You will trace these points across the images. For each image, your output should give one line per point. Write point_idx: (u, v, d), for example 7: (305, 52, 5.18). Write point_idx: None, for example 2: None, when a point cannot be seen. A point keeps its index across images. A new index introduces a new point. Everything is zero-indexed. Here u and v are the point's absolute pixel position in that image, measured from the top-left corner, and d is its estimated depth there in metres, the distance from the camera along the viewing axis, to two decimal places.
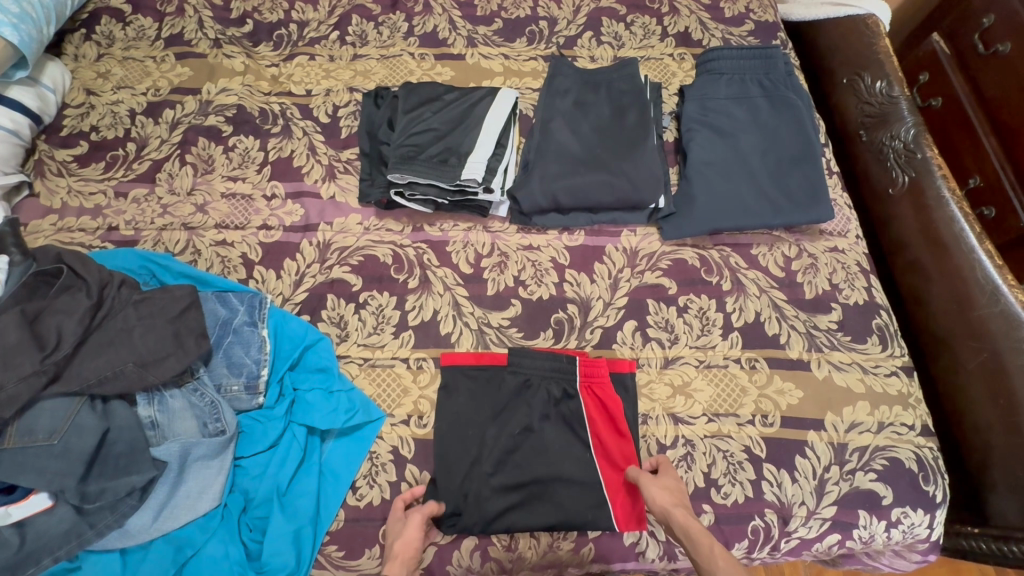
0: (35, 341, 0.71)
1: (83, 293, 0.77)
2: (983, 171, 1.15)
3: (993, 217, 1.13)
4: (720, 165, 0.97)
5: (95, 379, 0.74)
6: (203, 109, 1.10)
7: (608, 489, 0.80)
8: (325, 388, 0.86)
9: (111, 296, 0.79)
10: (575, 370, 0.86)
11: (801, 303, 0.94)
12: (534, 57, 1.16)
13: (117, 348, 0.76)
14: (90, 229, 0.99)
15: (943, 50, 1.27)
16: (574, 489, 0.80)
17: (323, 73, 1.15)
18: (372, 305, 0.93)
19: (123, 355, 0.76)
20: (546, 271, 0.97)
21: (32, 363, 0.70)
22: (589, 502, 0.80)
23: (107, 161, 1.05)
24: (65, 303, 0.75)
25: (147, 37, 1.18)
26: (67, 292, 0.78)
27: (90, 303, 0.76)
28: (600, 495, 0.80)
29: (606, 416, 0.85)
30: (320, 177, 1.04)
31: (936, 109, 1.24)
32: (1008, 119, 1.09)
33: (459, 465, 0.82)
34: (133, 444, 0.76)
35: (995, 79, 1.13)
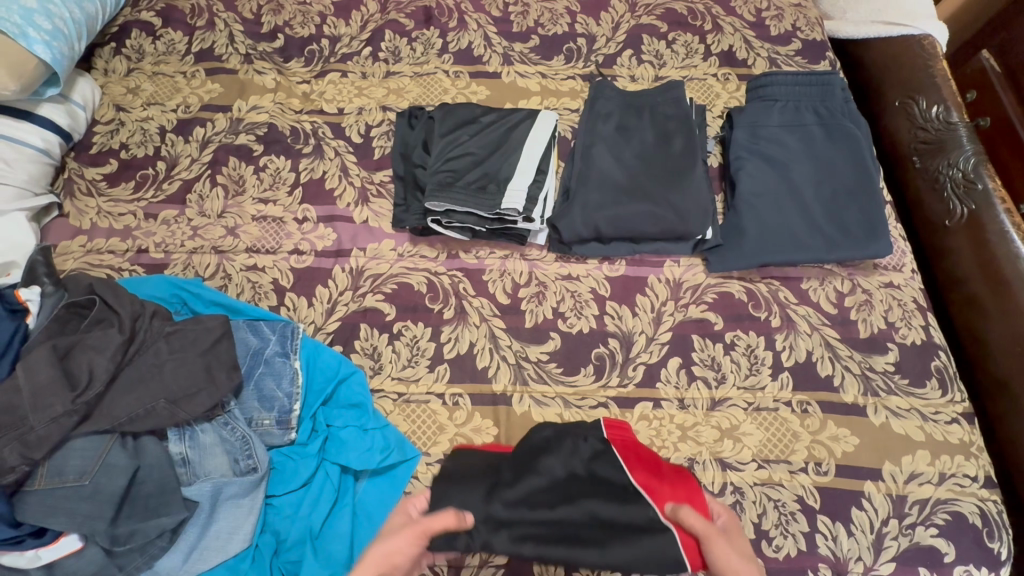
0: (66, 378, 0.69)
1: (116, 327, 0.75)
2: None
3: None
4: (770, 197, 0.93)
5: (125, 418, 0.72)
6: (234, 127, 1.08)
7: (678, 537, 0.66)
8: (359, 425, 0.83)
9: (144, 329, 0.77)
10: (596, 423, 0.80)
11: (856, 343, 0.89)
12: (571, 76, 1.13)
13: (148, 384, 0.74)
14: (119, 252, 0.97)
15: (994, 68, 1.16)
16: (634, 546, 0.66)
17: (355, 91, 1.12)
18: (406, 336, 0.91)
19: (154, 391, 0.74)
20: (585, 303, 0.93)
21: (64, 403, 0.68)
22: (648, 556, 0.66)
23: (137, 180, 1.03)
24: (96, 338, 0.73)
25: (177, 52, 1.17)
26: (98, 324, 0.75)
27: (122, 338, 0.74)
28: (674, 556, 0.65)
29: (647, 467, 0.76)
30: (353, 201, 1.01)
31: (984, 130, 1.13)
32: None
33: None
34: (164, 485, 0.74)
35: None
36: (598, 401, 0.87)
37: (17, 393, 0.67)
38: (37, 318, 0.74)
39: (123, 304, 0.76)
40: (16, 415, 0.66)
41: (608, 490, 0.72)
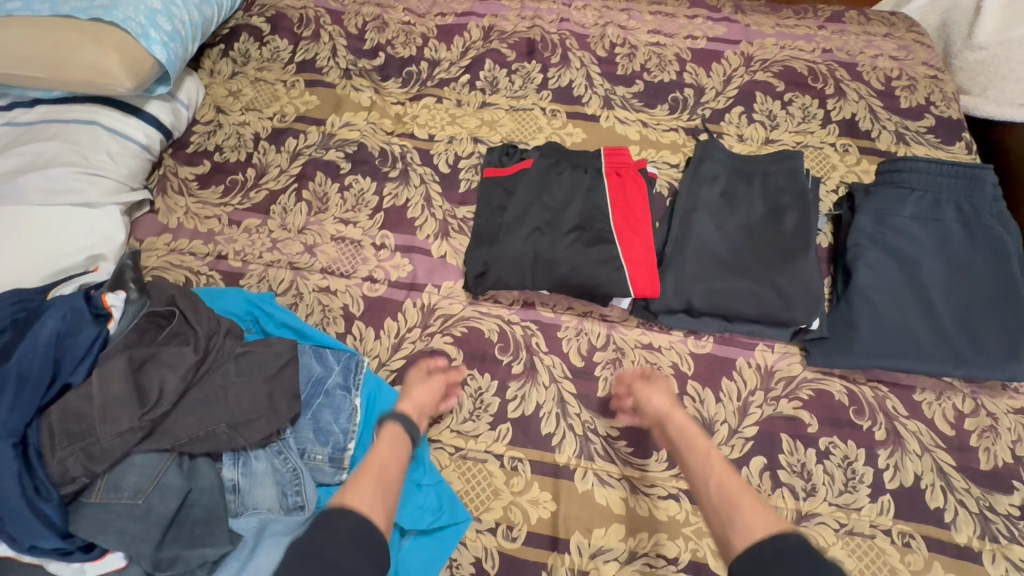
0: (136, 394, 0.68)
1: (191, 345, 0.73)
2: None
3: None
4: (891, 294, 0.83)
5: (186, 438, 0.71)
6: (325, 142, 1.08)
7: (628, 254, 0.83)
8: (412, 478, 0.78)
9: (217, 348, 0.75)
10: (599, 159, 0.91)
11: (974, 474, 0.78)
12: (674, 127, 1.07)
13: (213, 408, 0.72)
14: (200, 255, 0.97)
15: None
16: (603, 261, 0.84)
17: (448, 118, 1.10)
18: (470, 386, 0.86)
19: (217, 415, 0.73)
20: (665, 379, 0.86)
21: (131, 420, 0.67)
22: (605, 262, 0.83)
23: (226, 185, 1.04)
24: (169, 353, 0.71)
25: (280, 59, 1.18)
26: (173, 339, 0.74)
27: (196, 358, 0.72)
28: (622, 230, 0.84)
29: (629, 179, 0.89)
30: (433, 233, 0.98)
31: None
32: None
33: None
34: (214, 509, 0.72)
35: None
36: (669, 492, 0.79)
37: (92, 403, 0.66)
38: (118, 323, 0.74)
39: (200, 322, 0.75)
40: (85, 426, 0.66)
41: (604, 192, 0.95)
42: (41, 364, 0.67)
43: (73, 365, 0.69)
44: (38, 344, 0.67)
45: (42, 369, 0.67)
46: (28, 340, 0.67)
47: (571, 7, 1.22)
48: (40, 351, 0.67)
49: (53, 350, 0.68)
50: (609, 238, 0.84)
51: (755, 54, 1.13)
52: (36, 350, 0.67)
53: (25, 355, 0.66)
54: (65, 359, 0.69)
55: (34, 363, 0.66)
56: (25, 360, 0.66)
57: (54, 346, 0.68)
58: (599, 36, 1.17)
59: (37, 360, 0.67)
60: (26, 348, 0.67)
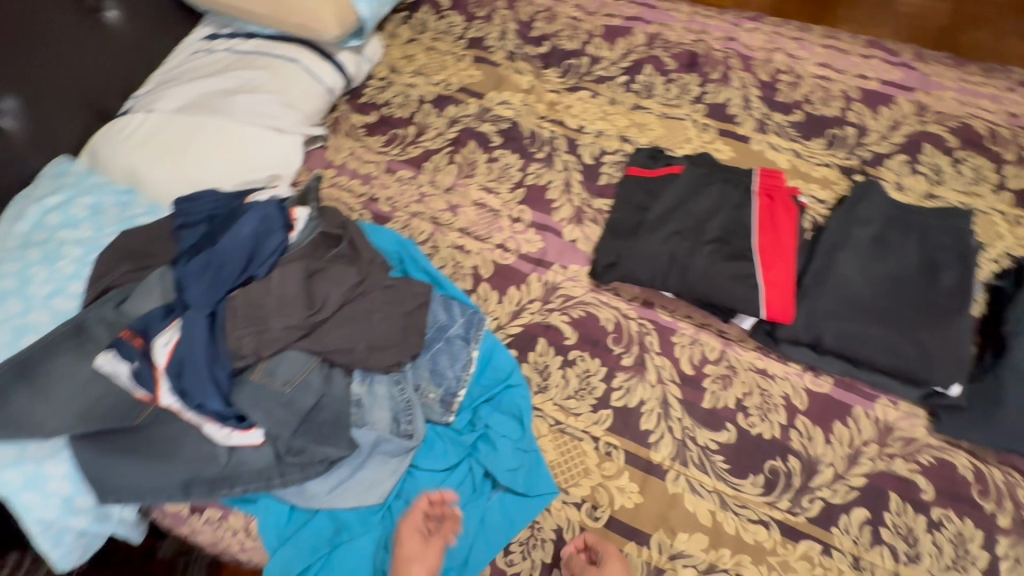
0: (305, 299, 0.79)
1: (354, 268, 0.83)
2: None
3: None
4: None
5: (331, 347, 0.79)
6: (481, 115, 1.15)
7: (765, 280, 0.83)
8: (514, 438, 0.82)
9: (370, 276, 0.83)
10: (753, 177, 0.92)
11: None
12: (828, 163, 1.04)
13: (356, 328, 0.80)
14: (356, 193, 1.07)
15: None
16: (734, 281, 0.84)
17: (600, 114, 1.14)
18: (579, 366, 0.89)
19: (360, 334, 0.81)
20: (775, 407, 0.85)
21: (297, 318, 0.78)
22: (740, 279, 0.83)
23: (388, 136, 1.13)
24: (336, 270, 0.81)
25: (453, 33, 1.27)
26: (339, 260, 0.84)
27: (355, 280, 0.81)
28: (761, 253, 0.85)
29: (780, 207, 0.89)
30: (567, 217, 1.02)
31: None
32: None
33: None
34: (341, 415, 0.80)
35: None
36: (759, 517, 0.78)
37: (269, 296, 0.78)
38: (297, 234, 0.85)
39: (364, 252, 0.84)
40: (261, 313, 0.77)
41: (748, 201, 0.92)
42: (236, 256, 0.80)
43: (258, 262, 0.81)
44: (236, 239, 0.80)
45: (236, 260, 0.79)
46: (230, 234, 0.80)
47: (740, 27, 1.22)
48: (236, 246, 0.80)
49: (246, 247, 0.80)
50: (750, 257, 0.84)
51: (931, 105, 1.08)
52: (233, 243, 0.80)
53: (225, 247, 0.79)
54: (254, 256, 0.81)
55: (231, 254, 0.79)
56: (225, 250, 0.79)
57: (247, 244, 0.80)
58: (764, 60, 1.16)
59: (233, 251, 0.80)
60: (226, 241, 0.79)
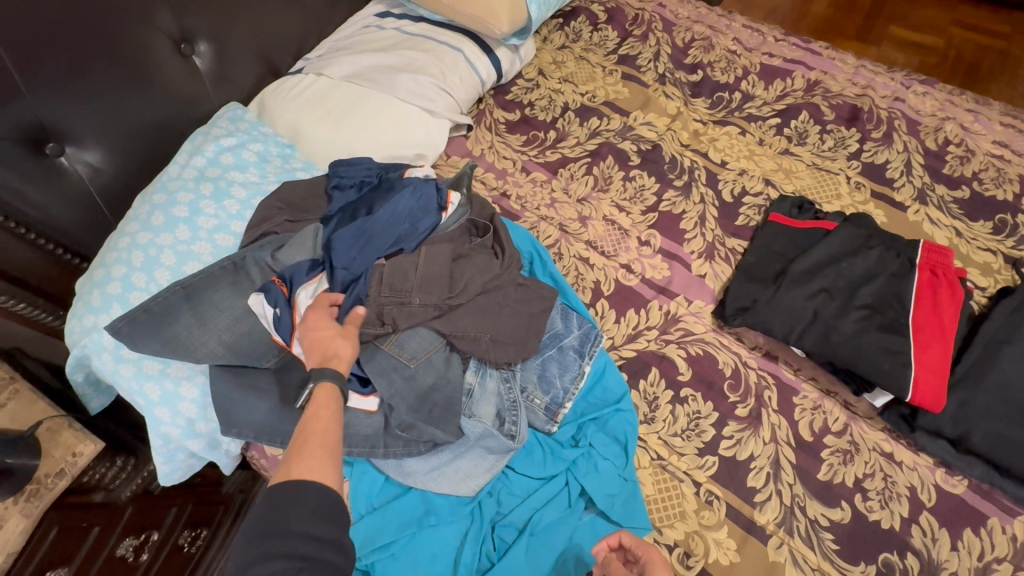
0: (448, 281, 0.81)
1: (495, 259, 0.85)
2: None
3: None
4: None
5: (459, 331, 0.80)
6: (623, 131, 1.14)
7: (916, 360, 0.77)
8: (616, 464, 0.80)
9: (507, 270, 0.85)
10: (915, 249, 0.86)
11: None
12: (993, 250, 0.96)
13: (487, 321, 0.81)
14: (489, 187, 1.08)
15: None
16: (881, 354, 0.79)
17: (746, 152, 1.10)
18: (690, 405, 0.86)
19: (487, 325, 0.81)
20: (898, 497, 0.79)
21: (438, 298, 0.80)
22: (889, 354, 0.78)
23: (528, 137, 1.14)
24: (479, 261, 0.84)
25: (605, 47, 1.27)
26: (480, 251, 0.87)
27: (495, 272, 0.83)
28: (914, 331, 0.79)
29: (942, 286, 0.82)
30: (698, 251, 0.99)
31: None
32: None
33: None
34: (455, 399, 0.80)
35: None
36: None
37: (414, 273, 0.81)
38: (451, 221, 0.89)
39: (505, 248, 0.86)
40: (405, 286, 0.80)
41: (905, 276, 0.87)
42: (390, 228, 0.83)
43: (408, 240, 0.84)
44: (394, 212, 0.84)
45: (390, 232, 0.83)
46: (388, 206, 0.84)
47: (910, 89, 1.16)
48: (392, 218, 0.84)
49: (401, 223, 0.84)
50: (904, 332, 0.79)
51: None
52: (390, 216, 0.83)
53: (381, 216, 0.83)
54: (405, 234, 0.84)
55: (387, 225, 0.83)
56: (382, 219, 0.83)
57: (401, 219, 0.84)
58: (934, 128, 1.09)
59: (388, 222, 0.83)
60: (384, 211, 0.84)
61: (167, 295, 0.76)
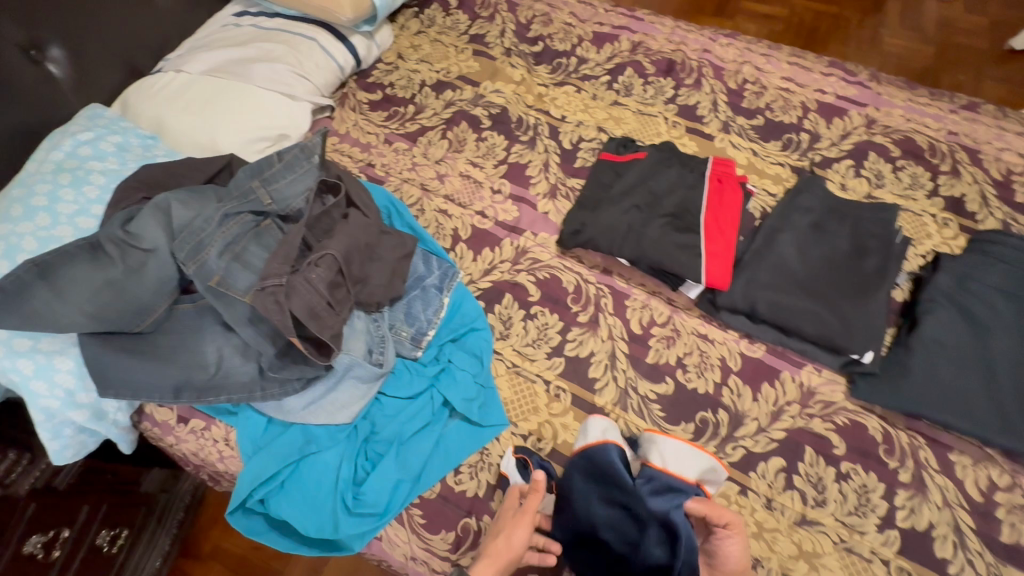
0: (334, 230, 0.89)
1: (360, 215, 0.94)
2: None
3: None
4: (954, 353, 0.86)
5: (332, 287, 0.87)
6: (475, 100, 1.27)
7: (706, 251, 0.93)
8: (472, 372, 0.92)
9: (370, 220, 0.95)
10: (706, 163, 1.03)
11: (992, 542, 0.79)
12: (782, 163, 1.15)
13: (362, 266, 0.90)
14: (355, 159, 1.19)
15: None
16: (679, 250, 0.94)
17: (581, 106, 1.25)
18: (539, 319, 0.99)
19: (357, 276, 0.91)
20: (711, 367, 0.94)
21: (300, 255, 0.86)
22: (685, 249, 0.94)
23: (389, 112, 1.25)
24: (355, 218, 0.92)
25: (457, 30, 1.40)
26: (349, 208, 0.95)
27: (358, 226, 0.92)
28: (705, 228, 0.95)
29: (725, 190, 1.00)
30: (542, 192, 1.13)
31: None
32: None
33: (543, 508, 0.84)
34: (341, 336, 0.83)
35: None
36: None
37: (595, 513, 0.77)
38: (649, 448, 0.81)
39: (370, 207, 0.96)
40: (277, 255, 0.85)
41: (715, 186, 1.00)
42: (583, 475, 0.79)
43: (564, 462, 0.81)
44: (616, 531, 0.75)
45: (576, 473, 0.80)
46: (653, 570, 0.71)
47: (716, 42, 1.35)
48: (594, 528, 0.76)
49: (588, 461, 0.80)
50: (696, 233, 0.95)
51: (880, 120, 1.20)
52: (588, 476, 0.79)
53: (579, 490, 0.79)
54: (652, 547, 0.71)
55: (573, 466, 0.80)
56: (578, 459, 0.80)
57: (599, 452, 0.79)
58: (734, 71, 1.29)
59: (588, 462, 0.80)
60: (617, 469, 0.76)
61: (20, 273, 0.78)
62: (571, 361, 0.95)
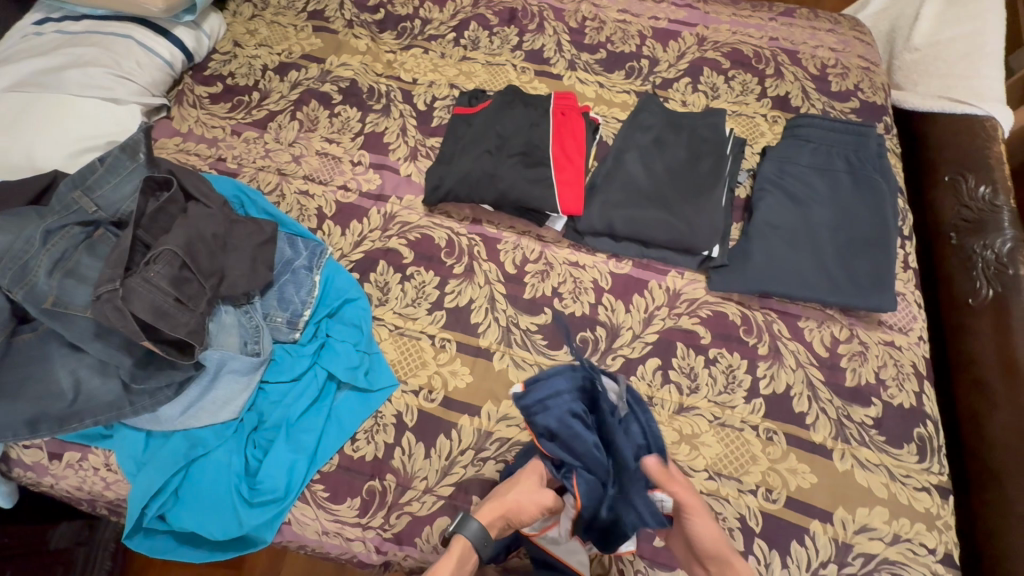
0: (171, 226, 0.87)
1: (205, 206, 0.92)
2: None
3: None
4: (786, 231, 0.98)
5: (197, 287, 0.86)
6: (322, 77, 1.24)
7: (557, 182, 1.00)
8: (354, 342, 0.93)
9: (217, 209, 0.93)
10: (549, 100, 1.09)
11: (839, 389, 0.90)
12: (627, 90, 1.20)
13: (214, 257, 0.87)
14: (203, 156, 1.13)
15: None
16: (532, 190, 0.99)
17: (431, 67, 1.25)
18: (415, 279, 1.00)
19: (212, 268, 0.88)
20: (584, 290, 0.99)
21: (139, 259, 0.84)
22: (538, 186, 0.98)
23: (233, 103, 1.20)
24: (195, 210, 0.89)
25: (294, 8, 1.34)
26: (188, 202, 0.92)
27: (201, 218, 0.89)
28: (553, 161, 1.02)
29: (569, 122, 1.06)
30: (403, 156, 1.13)
31: None
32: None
33: (442, 456, 0.86)
34: (201, 330, 0.82)
35: None
36: None
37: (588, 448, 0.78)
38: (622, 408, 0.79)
39: (211, 196, 0.94)
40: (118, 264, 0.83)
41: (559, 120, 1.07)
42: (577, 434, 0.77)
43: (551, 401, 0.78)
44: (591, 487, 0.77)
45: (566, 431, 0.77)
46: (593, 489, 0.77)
47: None
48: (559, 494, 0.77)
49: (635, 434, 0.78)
50: (547, 164, 1.01)
51: (710, 36, 1.27)
52: (561, 422, 0.77)
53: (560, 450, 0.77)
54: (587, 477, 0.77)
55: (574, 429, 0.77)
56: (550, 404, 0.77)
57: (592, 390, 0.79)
58: (574, 11, 1.32)
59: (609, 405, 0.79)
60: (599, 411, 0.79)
61: None
62: (451, 312, 0.97)
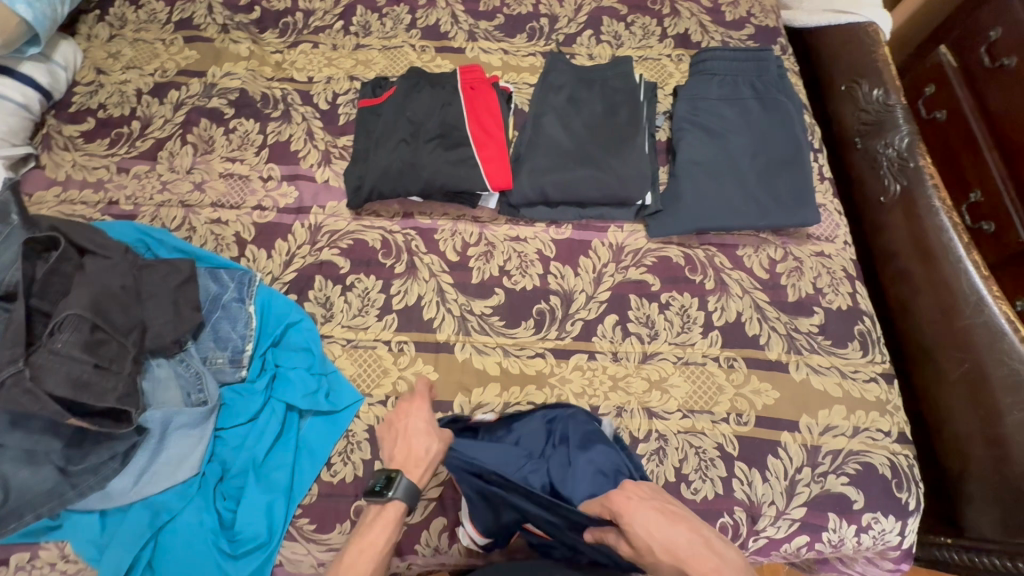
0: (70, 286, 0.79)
1: (104, 258, 0.83)
2: (984, 185, 1.08)
3: (993, 233, 1.07)
4: (709, 166, 1.00)
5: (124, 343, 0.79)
6: (207, 91, 1.13)
7: (480, 160, 0.97)
8: (306, 366, 0.89)
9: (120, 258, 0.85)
10: (454, 76, 1.05)
11: (783, 306, 0.95)
12: (533, 53, 1.18)
13: (128, 310, 0.81)
14: (91, 203, 1.02)
15: (950, 63, 1.18)
16: (455, 173, 0.96)
17: (325, 61, 1.17)
18: (358, 287, 0.95)
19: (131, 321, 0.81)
20: (531, 263, 0.98)
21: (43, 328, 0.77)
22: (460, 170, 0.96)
23: (112, 137, 1.08)
24: (94, 264, 0.81)
25: (157, 20, 1.21)
26: (85, 256, 0.83)
27: (104, 273, 0.81)
28: (471, 139, 0.99)
29: (479, 97, 1.03)
30: (316, 162, 1.06)
31: (941, 122, 1.18)
32: (1014, 137, 1.02)
33: None
34: (133, 393, 0.76)
35: (936, 142, 1.19)
36: (536, 351, 0.91)
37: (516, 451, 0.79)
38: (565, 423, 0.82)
39: (109, 245, 0.85)
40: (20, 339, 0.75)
41: (469, 96, 1.03)
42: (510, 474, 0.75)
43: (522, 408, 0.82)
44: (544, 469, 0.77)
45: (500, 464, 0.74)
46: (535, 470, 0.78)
47: None
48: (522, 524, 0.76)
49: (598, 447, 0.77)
50: (466, 143, 0.98)
51: None
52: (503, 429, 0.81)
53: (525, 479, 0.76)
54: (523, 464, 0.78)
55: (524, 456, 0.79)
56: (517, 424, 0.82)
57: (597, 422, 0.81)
58: None
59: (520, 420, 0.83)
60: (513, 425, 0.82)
61: None
62: (401, 313, 0.94)
